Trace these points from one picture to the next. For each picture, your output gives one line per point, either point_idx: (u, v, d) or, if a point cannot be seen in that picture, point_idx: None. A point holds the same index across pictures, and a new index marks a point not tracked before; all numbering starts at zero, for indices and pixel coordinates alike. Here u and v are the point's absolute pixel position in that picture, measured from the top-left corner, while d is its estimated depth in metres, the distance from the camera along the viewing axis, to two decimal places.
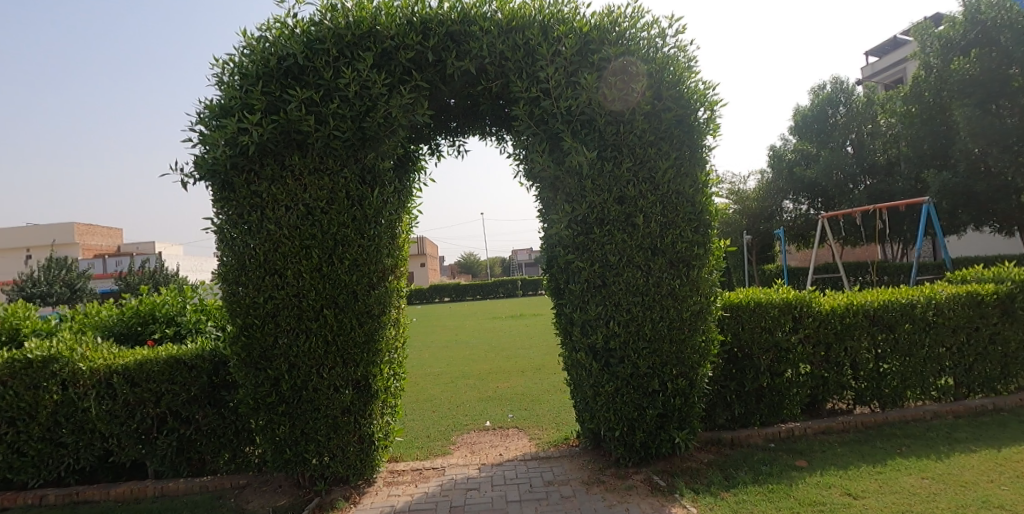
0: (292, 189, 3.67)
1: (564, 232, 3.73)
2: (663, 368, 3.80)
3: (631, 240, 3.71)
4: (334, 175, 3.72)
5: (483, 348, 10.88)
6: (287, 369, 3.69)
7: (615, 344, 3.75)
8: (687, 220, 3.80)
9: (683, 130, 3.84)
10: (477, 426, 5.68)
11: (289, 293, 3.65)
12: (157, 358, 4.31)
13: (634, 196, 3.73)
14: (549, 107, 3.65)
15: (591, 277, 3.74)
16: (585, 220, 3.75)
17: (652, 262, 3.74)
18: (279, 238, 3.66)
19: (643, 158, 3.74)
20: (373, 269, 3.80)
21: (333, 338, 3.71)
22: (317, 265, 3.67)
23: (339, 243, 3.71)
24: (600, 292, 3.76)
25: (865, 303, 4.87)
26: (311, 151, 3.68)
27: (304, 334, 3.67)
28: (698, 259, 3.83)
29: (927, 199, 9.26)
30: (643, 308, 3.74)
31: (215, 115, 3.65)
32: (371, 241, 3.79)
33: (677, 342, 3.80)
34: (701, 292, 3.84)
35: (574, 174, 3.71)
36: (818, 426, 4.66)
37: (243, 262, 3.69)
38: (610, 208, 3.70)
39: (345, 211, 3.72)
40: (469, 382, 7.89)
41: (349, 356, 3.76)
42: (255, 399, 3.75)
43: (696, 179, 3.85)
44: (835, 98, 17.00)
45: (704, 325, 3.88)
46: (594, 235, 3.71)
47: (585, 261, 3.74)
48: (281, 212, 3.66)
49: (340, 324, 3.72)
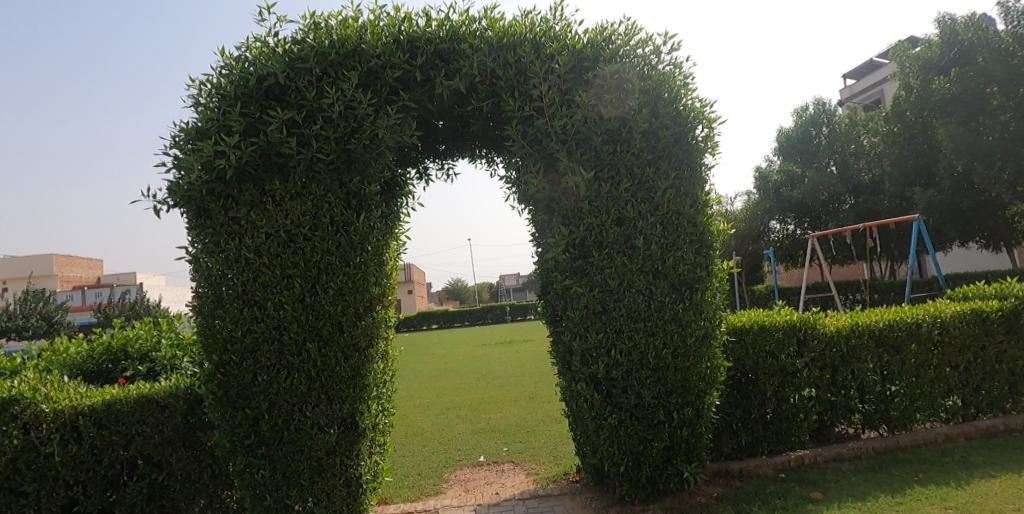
0: (273, 216, 3.47)
1: (562, 256, 3.55)
2: (668, 397, 3.60)
3: (632, 263, 3.55)
4: (318, 200, 3.53)
5: (474, 377, 10.58)
6: (267, 408, 3.43)
7: (617, 373, 3.55)
8: (689, 241, 3.66)
9: (682, 148, 3.72)
10: (471, 462, 5.40)
11: (269, 326, 3.41)
12: (126, 398, 4.00)
13: (633, 216, 3.58)
14: (543, 126, 3.51)
15: (590, 302, 3.55)
16: (582, 242, 3.58)
17: (654, 285, 3.58)
18: (258, 267, 3.44)
19: (641, 178, 3.62)
20: (360, 298, 3.58)
21: (317, 373, 3.47)
22: (299, 295, 3.45)
23: (323, 272, 3.49)
24: (600, 318, 3.57)
25: (870, 324, 4.72)
26: (292, 175, 3.49)
27: (285, 370, 3.42)
28: (701, 281, 3.67)
29: (916, 216, 9.26)
30: (645, 335, 3.55)
31: (191, 138, 3.46)
32: (357, 269, 3.58)
33: (682, 369, 3.61)
34: (705, 315, 3.67)
35: (570, 194, 3.55)
36: (827, 453, 4.47)
37: (219, 293, 3.45)
38: (609, 230, 3.54)
39: (330, 238, 3.52)
40: (461, 414, 7.60)
41: (334, 393, 3.51)
42: (232, 442, 3.47)
43: (696, 198, 3.72)
44: (817, 119, 17.29)
45: (709, 351, 3.70)
46: (593, 258, 3.54)
47: (584, 286, 3.56)
48: (261, 240, 3.44)
49: (325, 358, 3.48)
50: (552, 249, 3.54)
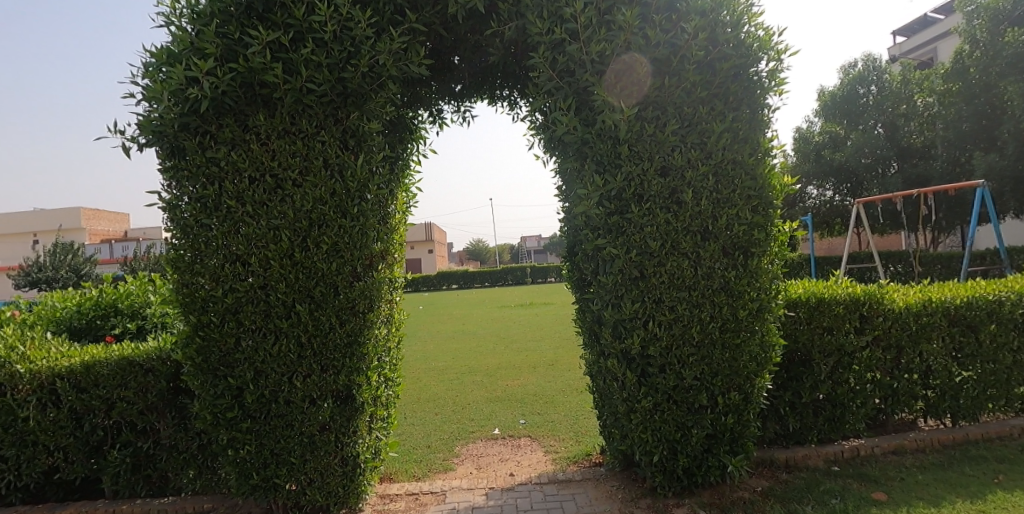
0: (258, 157, 2.98)
1: (595, 212, 2.98)
2: (713, 380, 3.10)
3: (678, 221, 2.99)
4: (310, 139, 3.02)
5: (491, 340, 10.20)
6: (253, 376, 3.03)
7: (655, 350, 3.04)
8: (746, 197, 3.08)
9: (742, 86, 3.08)
10: (484, 434, 5.01)
11: (254, 285, 2.97)
12: (107, 360, 3.66)
13: (681, 166, 3.00)
14: (576, 52, 2.89)
15: (627, 268, 3.00)
16: (619, 196, 3.01)
17: (703, 248, 3.02)
18: (242, 218, 2.98)
19: (692, 120, 3.02)
20: (358, 256, 3.09)
21: (308, 340, 3.03)
22: (287, 250, 2.98)
23: (315, 224, 3.01)
24: (638, 285, 3.03)
25: (945, 301, 4.11)
26: (280, 109, 2.97)
27: (272, 335, 3.00)
28: (758, 244, 3.10)
29: (980, 182, 8.32)
30: (689, 307, 3.03)
31: (161, 63, 2.93)
32: (355, 221, 3.07)
33: (731, 348, 3.10)
34: (760, 286, 3.12)
35: (606, 137, 2.97)
36: (885, 444, 3.95)
37: (197, 246, 3.00)
38: (651, 181, 2.97)
39: (323, 184, 3.01)
40: (476, 379, 7.24)
41: (328, 362, 3.08)
42: (215, 415, 3.08)
43: (757, 146, 3.11)
44: (867, 76, 15.87)
45: (763, 328, 3.16)
46: (633, 215, 2.97)
47: (621, 247, 3.00)
48: (244, 185, 2.98)
49: (317, 323, 3.03)
50: (583, 203, 2.98)
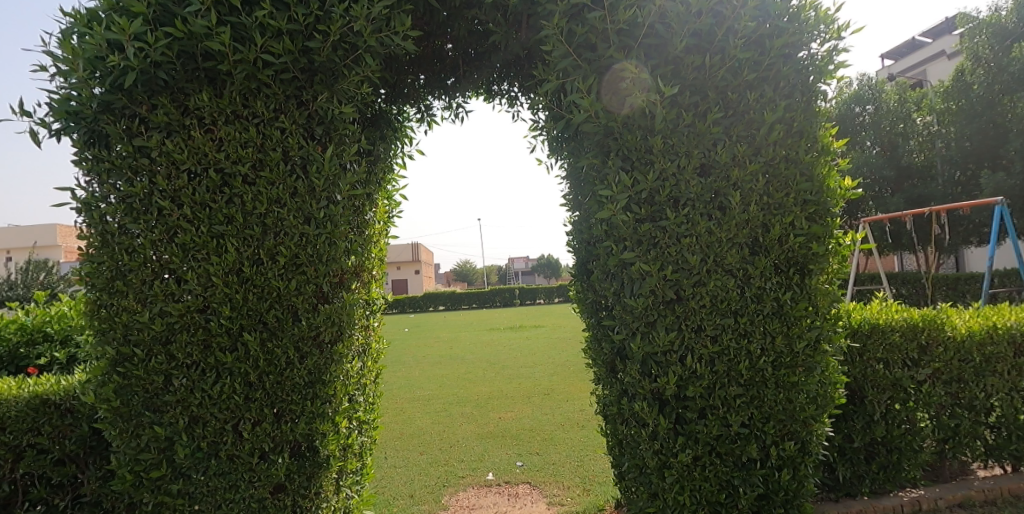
0: (200, 148, 2.38)
1: (622, 218, 2.37)
2: (764, 427, 2.50)
3: (723, 230, 2.41)
4: (266, 126, 2.42)
5: (481, 366, 9.51)
6: (187, 424, 2.38)
7: (696, 392, 2.43)
8: (802, 202, 2.53)
9: (796, 68, 2.55)
10: (476, 480, 4.34)
11: (191, 308, 2.35)
12: (15, 399, 2.94)
13: (725, 163, 2.45)
14: (598, 21, 2.35)
15: (661, 288, 2.40)
16: (650, 199, 2.43)
17: (751, 264, 2.45)
18: (178, 224, 2.36)
19: (737, 108, 2.49)
20: (323, 272, 2.47)
21: (258, 379, 2.39)
22: (233, 263, 2.37)
23: (270, 232, 2.40)
24: (674, 310, 2.43)
25: (1011, 328, 3.56)
26: (228, 87, 2.38)
27: (212, 372, 2.36)
28: (817, 259, 2.54)
29: (999, 200, 7.87)
30: (736, 337, 2.46)
31: (78, 27, 2.33)
32: (320, 228, 2.44)
33: (785, 387, 2.51)
34: (819, 311, 2.56)
35: (634, 127, 2.42)
36: (949, 496, 3.37)
37: (120, 259, 2.37)
38: (691, 181, 2.41)
39: (281, 181, 2.41)
40: (466, 411, 6.56)
41: (284, 407, 2.43)
42: (135, 476, 2.40)
43: (814, 142, 2.58)
44: (862, 94, 15.67)
45: (823, 362, 2.57)
46: (668, 223, 2.38)
47: (653, 263, 2.40)
48: (181, 181, 2.37)
49: (269, 357, 2.39)
50: (607, 207, 2.39)
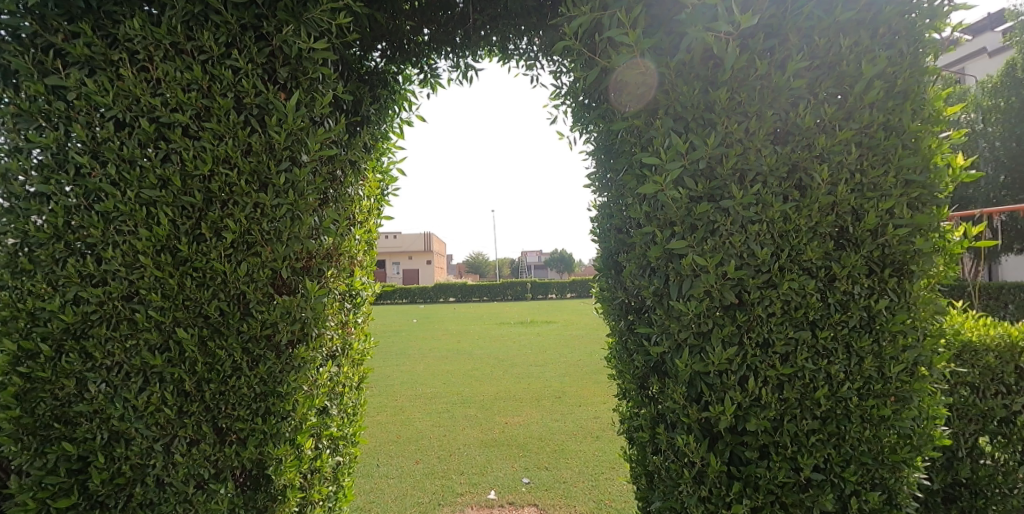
0: (132, 91, 1.87)
1: (672, 194, 1.80)
2: (844, 472, 1.93)
3: (800, 216, 1.84)
4: (215, 66, 1.89)
5: (489, 363, 8.98)
6: (108, 441, 1.88)
7: (760, 426, 1.86)
8: (904, 184, 1.94)
9: (904, 8, 1.94)
10: (476, 499, 3.82)
11: (113, 295, 1.84)
12: None
13: (807, 129, 1.87)
14: None
15: (718, 289, 1.82)
16: (710, 173, 1.84)
17: (835, 261, 1.88)
18: (99, 186, 1.85)
19: (825, 57, 1.90)
20: (282, 255, 1.89)
21: (195, 388, 1.87)
22: (168, 239, 1.85)
23: (215, 201, 1.87)
24: (734, 318, 1.85)
25: None
26: (167, 13, 1.85)
27: (138, 377, 1.85)
28: (922, 258, 1.94)
29: None
30: (812, 355, 1.89)
31: None
32: (278, 197, 1.88)
33: (871, 422, 1.94)
34: (919, 326, 1.97)
35: (690, 76, 1.84)
36: None
37: (26, 228, 1.85)
38: (762, 149, 1.83)
39: (230, 135, 1.87)
40: (470, 413, 6.04)
41: (228, 424, 1.90)
42: (40, 504, 1.88)
43: (924, 106, 1.96)
44: None
45: (922, 391, 1.98)
46: (733, 203, 1.80)
47: (711, 256, 1.82)
48: (105, 132, 1.86)
49: (210, 361, 1.87)
50: (652, 180, 1.82)
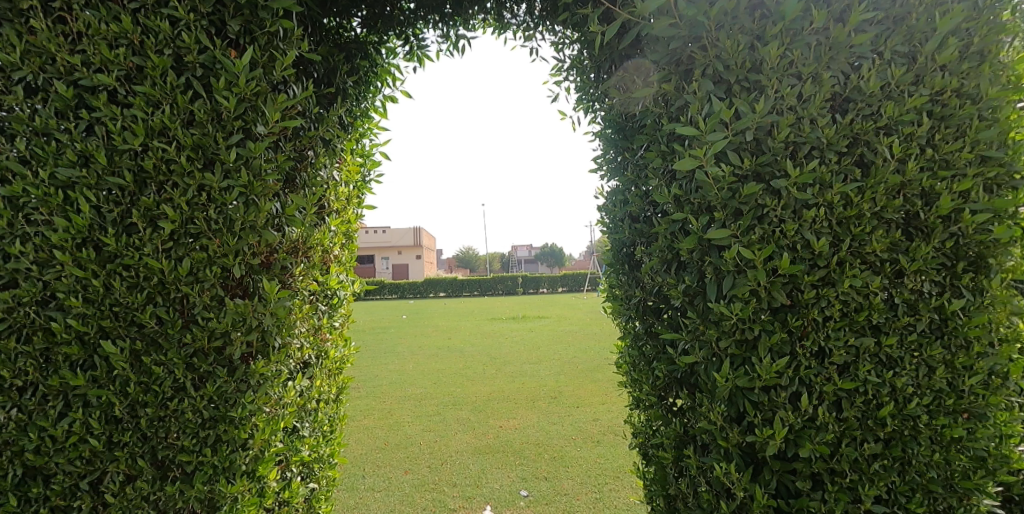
0: (44, 46, 1.50)
1: (715, 171, 1.43)
2: (911, 505, 1.62)
3: (863, 199, 1.53)
4: (148, 16, 1.53)
5: (481, 361, 8.65)
6: (21, 479, 1.52)
7: (815, 452, 1.55)
8: (983, 162, 1.62)
9: None
10: None
11: (24, 299, 1.46)
12: None
13: (872, 96, 1.55)
14: None
15: (767, 289, 1.49)
16: (757, 146, 1.50)
17: (902, 254, 1.57)
18: (3, 163, 1.47)
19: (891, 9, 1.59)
20: (234, 249, 1.54)
21: (128, 413, 1.52)
22: (91, 230, 1.49)
23: (150, 182, 1.51)
24: (785, 323, 1.53)
25: None
26: None
27: (56, 400, 1.50)
28: (1001, 250, 1.64)
29: None
30: (875, 366, 1.58)
31: None
32: (228, 178, 1.53)
33: (941, 443, 1.63)
34: (996, 330, 1.67)
35: (734, 29, 1.51)
36: None
37: None
38: (819, 119, 1.51)
39: (168, 102, 1.51)
40: (462, 416, 5.72)
41: (169, 457, 1.55)
42: None
43: (1003, 69, 1.65)
44: None
45: (999, 406, 1.68)
46: (787, 182, 1.46)
47: (760, 248, 1.48)
48: (10, 97, 1.49)
49: (146, 380, 1.52)
50: (688, 154, 1.46)
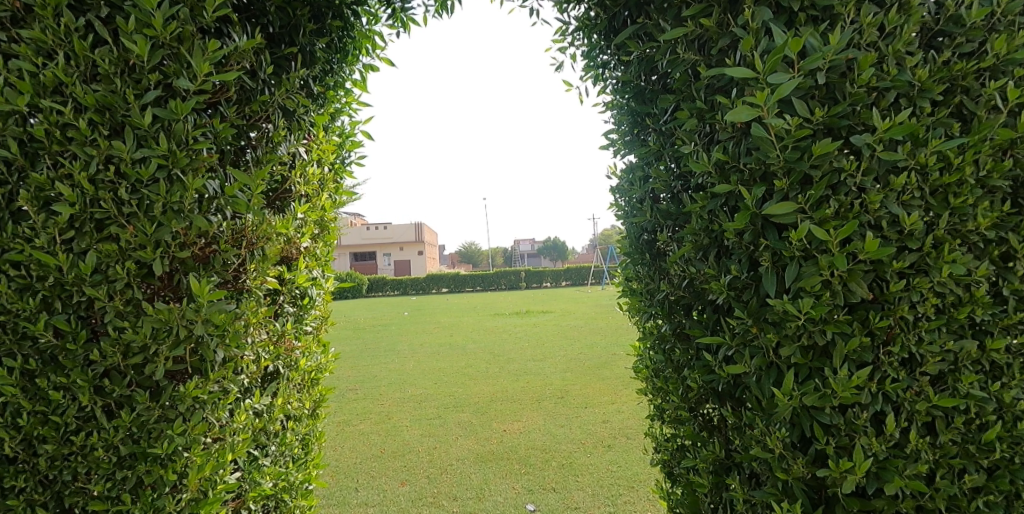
0: None
1: (780, 124, 1.08)
2: None
3: (965, 162, 1.17)
4: None
5: (483, 358, 8.32)
6: None
7: (905, 489, 1.19)
8: None
9: None
10: None
11: None
12: None
13: (974, 28, 1.19)
14: None
15: (847, 279, 1.13)
16: (831, 93, 1.14)
17: (1013, 233, 1.22)
18: None
19: None
20: (152, 239, 1.20)
21: (23, 452, 1.18)
22: None
23: (42, 154, 1.17)
24: (866, 324, 1.18)
25: None
26: None
27: None
28: None
29: None
30: (979, 377, 1.22)
31: None
32: (142, 147, 1.18)
33: None
34: None
35: None
36: None
37: None
38: (909, 57, 1.15)
39: (63, 49, 1.17)
40: (464, 419, 5.38)
41: (77, 505, 1.21)
42: None
43: None
44: None
45: None
46: (871, 139, 1.11)
47: (835, 226, 1.12)
48: None
49: (45, 408, 1.18)
50: (745, 101, 1.09)
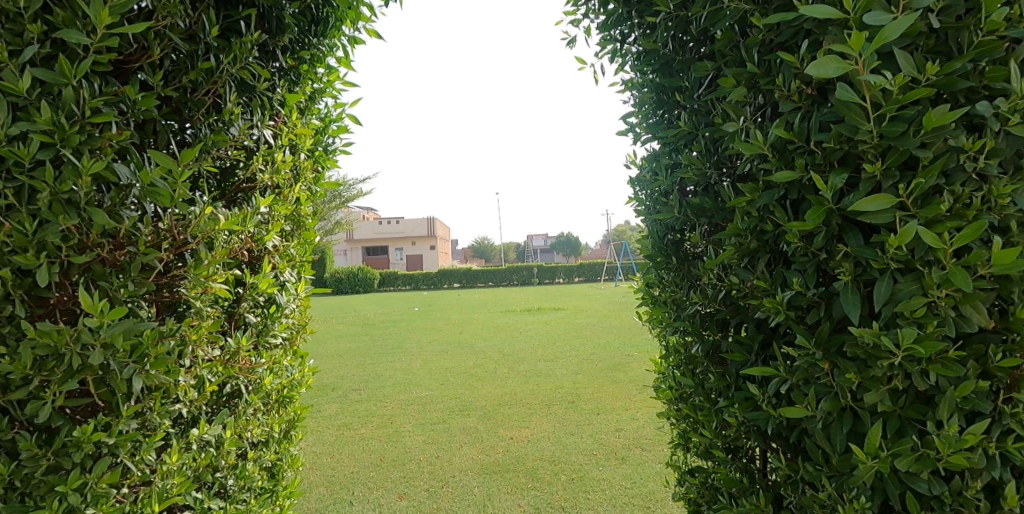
0: None
1: (880, 83, 0.77)
2: None
3: None
4: None
5: (493, 358, 8.05)
6: None
7: None
8: None
9: None
10: None
11: None
12: None
13: None
14: None
15: (963, 302, 0.82)
16: (943, 44, 0.82)
17: None
18: None
19: None
20: (35, 240, 0.92)
21: None
22: None
23: None
24: (982, 362, 0.86)
25: None
26: None
27: None
28: None
29: None
30: None
31: None
32: (20, 120, 0.90)
33: None
34: None
35: None
36: None
37: None
38: None
39: None
40: (469, 424, 5.11)
41: None
42: None
43: None
44: None
45: None
46: (1002, 107, 0.79)
47: (948, 228, 0.81)
48: None
49: None
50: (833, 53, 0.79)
